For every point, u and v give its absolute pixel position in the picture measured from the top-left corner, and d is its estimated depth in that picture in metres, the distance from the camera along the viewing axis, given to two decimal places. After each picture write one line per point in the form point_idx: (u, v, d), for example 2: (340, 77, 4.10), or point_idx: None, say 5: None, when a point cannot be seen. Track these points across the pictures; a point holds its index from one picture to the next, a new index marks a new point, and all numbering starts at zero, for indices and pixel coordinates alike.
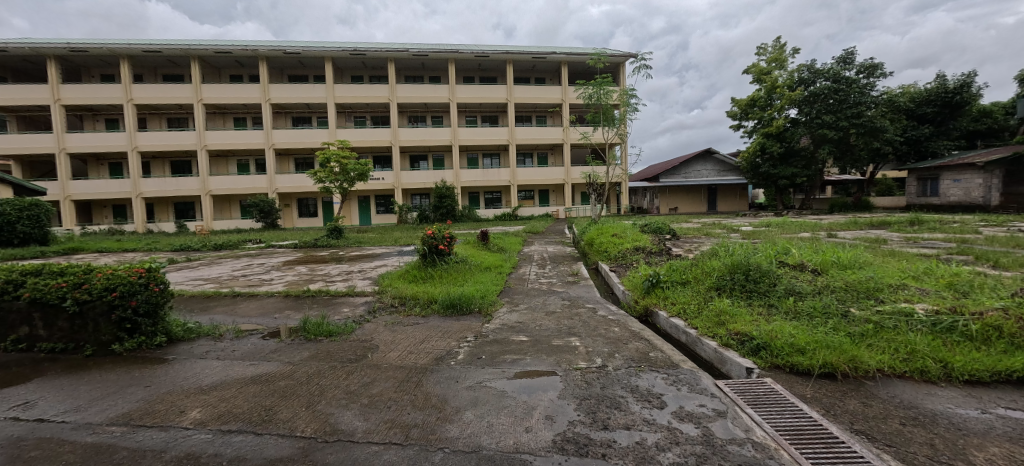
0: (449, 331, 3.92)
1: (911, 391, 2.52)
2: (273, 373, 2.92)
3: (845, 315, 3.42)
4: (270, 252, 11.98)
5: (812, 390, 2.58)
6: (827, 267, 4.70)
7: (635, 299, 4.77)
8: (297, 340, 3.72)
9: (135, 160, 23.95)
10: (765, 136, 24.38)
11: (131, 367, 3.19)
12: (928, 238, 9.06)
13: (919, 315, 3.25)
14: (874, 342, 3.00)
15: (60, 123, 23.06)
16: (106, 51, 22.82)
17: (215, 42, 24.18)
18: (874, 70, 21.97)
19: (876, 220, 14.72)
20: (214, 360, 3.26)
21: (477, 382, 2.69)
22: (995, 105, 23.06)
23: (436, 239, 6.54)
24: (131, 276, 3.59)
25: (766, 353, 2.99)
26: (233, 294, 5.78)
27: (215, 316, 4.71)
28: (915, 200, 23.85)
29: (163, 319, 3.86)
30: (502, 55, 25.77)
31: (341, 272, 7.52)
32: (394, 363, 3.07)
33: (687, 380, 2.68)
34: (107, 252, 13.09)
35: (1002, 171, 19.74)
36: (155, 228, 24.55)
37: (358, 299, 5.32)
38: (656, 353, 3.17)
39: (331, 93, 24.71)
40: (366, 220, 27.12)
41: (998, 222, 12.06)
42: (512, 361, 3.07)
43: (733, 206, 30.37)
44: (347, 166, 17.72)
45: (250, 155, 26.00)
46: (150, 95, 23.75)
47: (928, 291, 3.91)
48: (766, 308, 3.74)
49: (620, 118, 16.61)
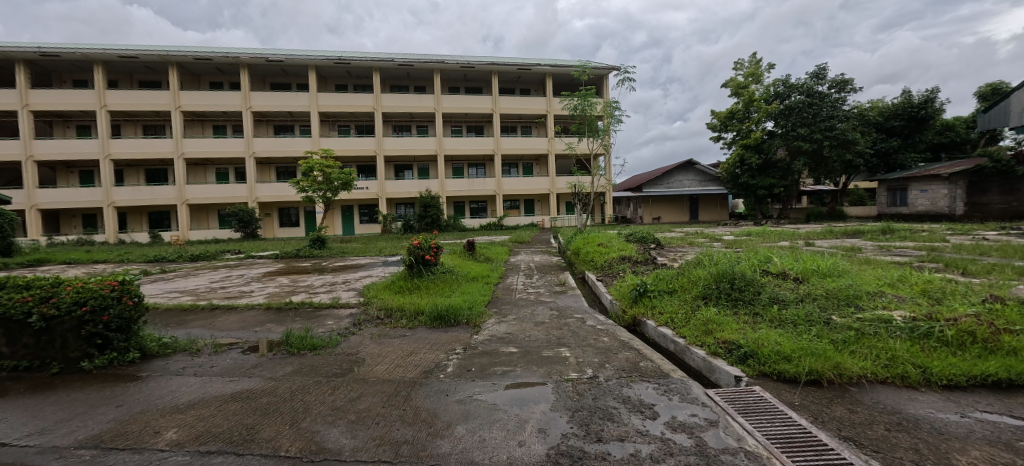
0: (437, 342, 3.86)
1: (893, 397, 2.58)
2: (254, 390, 2.81)
3: (827, 322, 3.50)
4: (249, 263, 11.65)
5: (799, 397, 2.61)
6: (808, 275, 4.81)
7: (623, 309, 4.78)
8: (280, 355, 3.59)
9: (108, 168, 23.14)
10: (744, 147, 25.18)
11: (102, 385, 3.02)
12: (898, 246, 9.48)
13: (897, 322, 3.34)
14: (857, 349, 3.07)
15: (27, 129, 22.17)
16: (79, 56, 22.17)
17: (194, 49, 23.73)
18: (845, 85, 22.95)
19: (852, 228, 15.26)
20: (192, 377, 3.13)
21: (468, 396, 2.64)
22: (957, 119, 24.31)
23: (423, 249, 6.45)
24: (102, 289, 3.41)
25: (754, 360, 3.02)
26: (211, 306, 5.58)
27: (193, 330, 4.54)
28: (886, 210, 24.83)
29: (137, 334, 3.70)
30: (487, 66, 26.06)
31: (325, 283, 7.35)
32: (382, 377, 2.99)
33: (679, 390, 2.69)
34: (76, 264, 12.53)
35: (966, 182, 20.76)
36: (128, 239, 23.68)
37: (343, 311, 5.19)
38: (646, 363, 3.18)
39: (315, 101, 24.45)
40: (350, 230, 26.68)
41: (964, 230, 12.68)
42: (502, 373, 3.03)
43: (715, 215, 31.06)
44: (331, 175, 17.48)
45: (230, 163, 25.50)
46: (125, 102, 23.09)
47: (905, 297, 4.04)
48: (751, 316, 3.80)
49: (604, 129, 16.89)
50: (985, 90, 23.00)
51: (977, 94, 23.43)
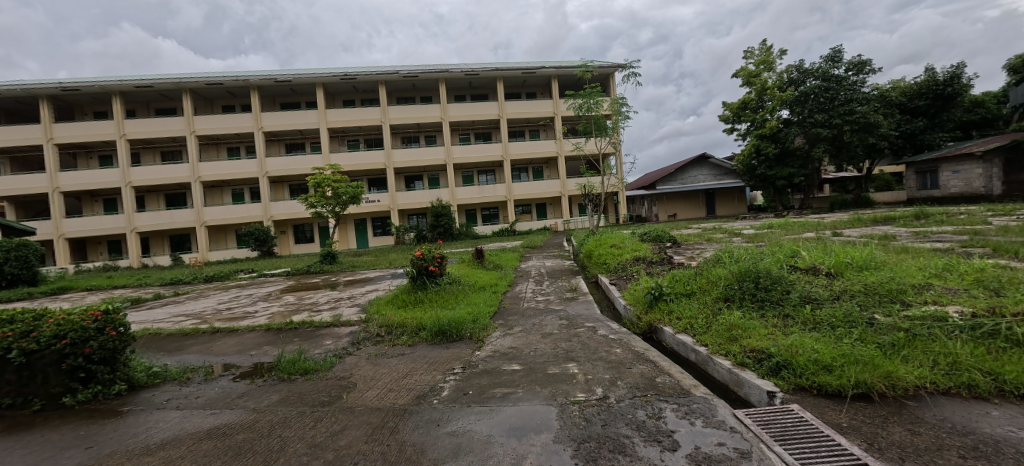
0: (436, 361, 3.59)
1: (961, 412, 2.18)
2: (232, 424, 2.60)
3: (870, 323, 3.09)
4: (260, 282, 11.65)
5: (847, 417, 2.23)
6: (842, 269, 4.34)
7: (637, 315, 4.43)
8: (270, 381, 3.38)
9: (129, 194, 23.83)
10: (759, 137, 24.31)
11: (82, 423, 2.86)
12: (937, 231, 8.77)
13: (955, 319, 2.90)
14: (910, 354, 2.66)
15: (52, 162, 23.03)
16: (98, 89, 22.97)
17: (206, 75, 24.31)
18: (863, 66, 22.03)
19: (881, 215, 14.45)
20: (174, 411, 2.93)
21: (462, 426, 2.34)
22: (986, 95, 23.07)
23: (426, 260, 6.22)
24: (85, 321, 3.30)
25: (788, 372, 2.65)
26: (212, 330, 5.45)
27: (188, 356, 4.41)
28: (915, 194, 23.54)
29: (123, 365, 3.59)
30: (492, 72, 25.97)
31: (329, 300, 7.19)
32: (370, 404, 2.73)
33: (702, 412, 2.34)
34: (97, 290, 12.79)
35: (1001, 160, 19.61)
36: (150, 262, 24.28)
37: (342, 330, 4.96)
38: (664, 378, 2.83)
39: (323, 118, 24.74)
40: (363, 243, 26.84)
41: (1004, 211, 11.87)
42: (502, 396, 2.73)
43: (732, 209, 30.21)
44: (340, 189, 17.51)
45: (245, 183, 25.99)
46: (143, 130, 23.79)
47: (957, 290, 3.56)
48: (781, 319, 3.40)
49: (612, 127, 16.46)
50: (1016, 62, 21.76)
51: (1006, 67, 22.25)
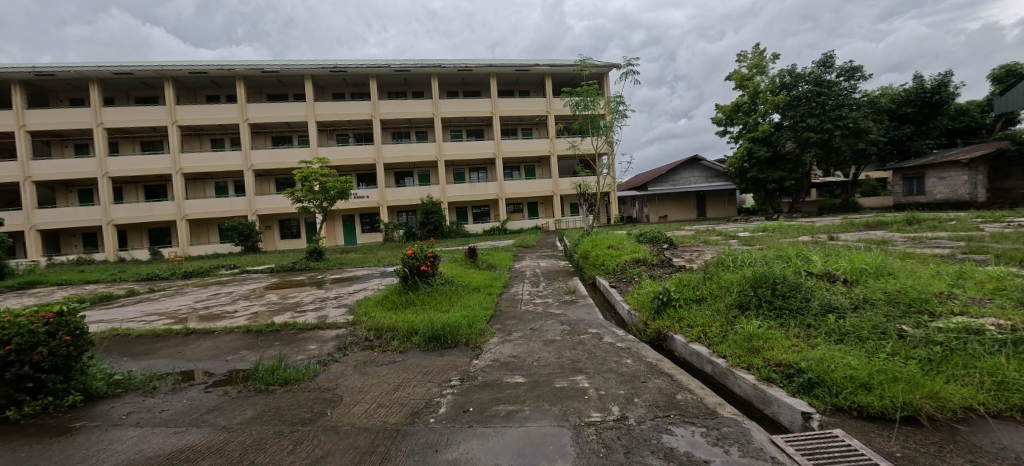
0: (431, 371, 3.29)
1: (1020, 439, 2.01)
2: (200, 447, 2.30)
3: (901, 335, 2.90)
4: (242, 278, 11.17)
5: (898, 445, 2.05)
6: (858, 275, 4.17)
7: (643, 321, 4.20)
8: (245, 393, 3.05)
9: (106, 186, 22.87)
10: (751, 141, 24.42)
11: (24, 441, 2.51)
12: (932, 237, 8.78)
13: (992, 332, 2.73)
14: (953, 371, 2.48)
15: (24, 149, 21.99)
16: (73, 74, 21.98)
17: (189, 63, 23.48)
18: (854, 73, 22.27)
19: (873, 219, 14.53)
20: (132, 428, 2.60)
21: (463, 454, 2.07)
22: (971, 104, 23.54)
23: (418, 259, 5.90)
24: (34, 324, 3.01)
25: (822, 389, 2.47)
26: (186, 331, 5.05)
27: (157, 361, 4.05)
28: (902, 200, 23.90)
29: (79, 373, 3.28)
30: (485, 68, 25.63)
31: (315, 300, 6.81)
32: (359, 423, 2.44)
33: (735, 438, 2.11)
34: (67, 286, 12.13)
35: (986, 167, 19.97)
36: (127, 256, 23.40)
37: (328, 333, 4.63)
38: (685, 396, 2.59)
39: (312, 111, 24.07)
40: (351, 240, 26.32)
41: (994, 217, 12.00)
42: (506, 415, 2.45)
43: (722, 212, 30.43)
44: (327, 184, 16.91)
45: (229, 176, 25.20)
46: (121, 119, 22.85)
47: (982, 299, 3.41)
48: (804, 329, 3.20)
49: (607, 127, 16.28)
50: (1000, 73, 22.29)
51: (991, 76, 22.76)
